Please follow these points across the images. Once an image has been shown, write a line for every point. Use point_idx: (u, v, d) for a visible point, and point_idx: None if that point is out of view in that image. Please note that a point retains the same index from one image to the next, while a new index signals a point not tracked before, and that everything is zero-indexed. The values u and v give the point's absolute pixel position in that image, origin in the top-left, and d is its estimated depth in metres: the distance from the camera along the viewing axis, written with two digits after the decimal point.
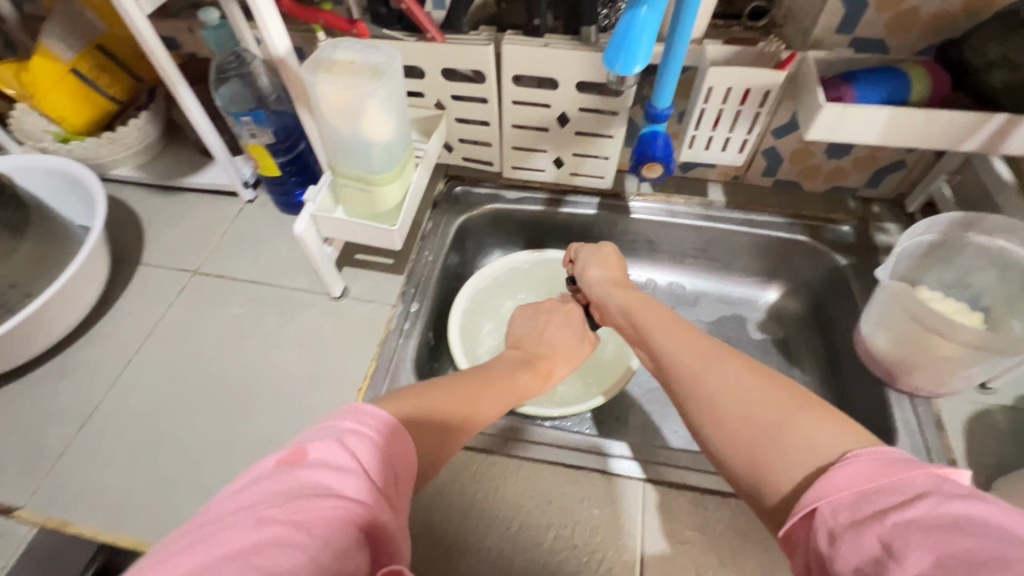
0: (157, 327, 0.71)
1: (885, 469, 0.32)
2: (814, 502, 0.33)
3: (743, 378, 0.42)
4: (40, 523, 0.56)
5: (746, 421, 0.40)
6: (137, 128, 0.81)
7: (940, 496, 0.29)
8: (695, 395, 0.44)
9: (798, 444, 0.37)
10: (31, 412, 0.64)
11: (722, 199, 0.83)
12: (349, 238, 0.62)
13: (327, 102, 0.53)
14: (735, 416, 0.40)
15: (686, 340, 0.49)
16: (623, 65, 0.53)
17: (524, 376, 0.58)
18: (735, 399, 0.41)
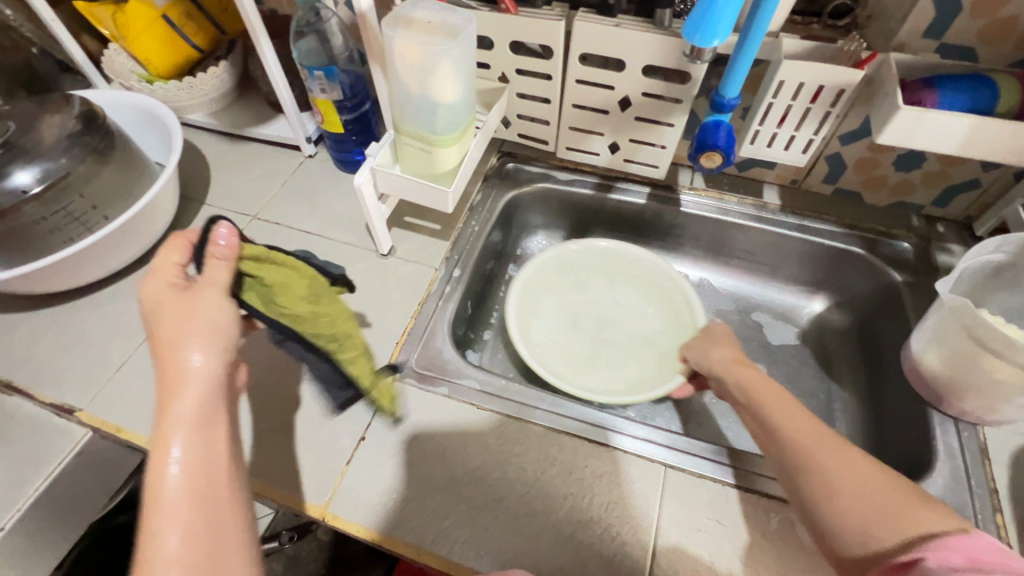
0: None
1: (999, 553, 0.35)
2: (922, 554, 0.37)
3: (856, 458, 0.46)
4: (97, 426, 0.61)
5: (854, 491, 0.44)
6: (215, 76, 0.85)
7: None
8: (801, 462, 0.47)
9: (907, 529, 0.40)
10: (96, 325, 0.68)
11: (777, 202, 0.81)
12: (405, 195, 0.64)
13: (401, 57, 0.54)
14: (845, 486, 0.44)
15: (799, 414, 0.50)
16: (701, 37, 0.53)
17: (188, 412, 0.41)
18: (851, 481, 0.44)
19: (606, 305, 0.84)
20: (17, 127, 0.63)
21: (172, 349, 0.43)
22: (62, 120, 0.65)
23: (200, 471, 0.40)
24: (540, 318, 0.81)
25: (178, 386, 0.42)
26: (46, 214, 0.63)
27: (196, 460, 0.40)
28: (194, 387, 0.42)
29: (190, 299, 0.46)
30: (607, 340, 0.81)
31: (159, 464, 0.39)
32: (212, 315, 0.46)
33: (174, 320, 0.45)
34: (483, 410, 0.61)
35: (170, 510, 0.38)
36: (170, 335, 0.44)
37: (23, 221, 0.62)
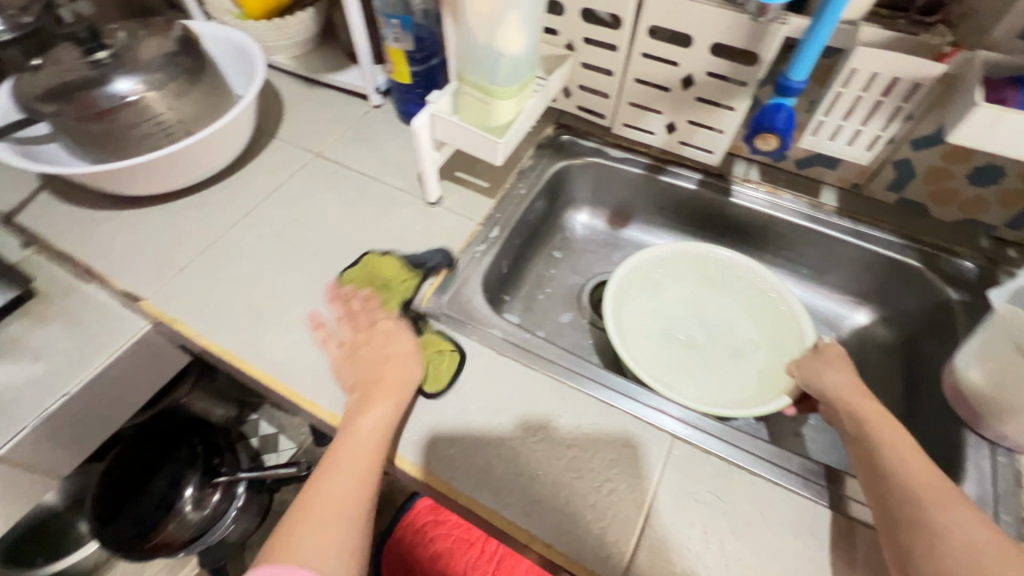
0: (276, 192, 0.80)
1: None
2: None
3: (974, 521, 0.45)
4: (155, 315, 0.67)
5: (959, 549, 0.43)
6: (301, 21, 0.91)
7: None
8: (910, 509, 0.47)
9: None
10: (168, 229, 0.75)
11: (835, 204, 0.78)
12: (459, 143, 0.67)
13: (474, 5, 0.57)
14: (953, 542, 0.44)
15: (923, 464, 0.50)
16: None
17: (360, 413, 0.55)
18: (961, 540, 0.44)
19: (697, 315, 0.79)
20: (125, 42, 0.70)
21: (370, 363, 0.60)
22: (163, 42, 0.71)
23: (361, 448, 0.52)
24: (632, 315, 0.77)
25: (378, 391, 0.57)
26: (139, 121, 0.69)
27: (364, 435, 0.53)
28: (384, 392, 0.56)
29: (389, 332, 0.63)
30: (697, 350, 0.76)
31: (344, 432, 0.54)
32: (401, 338, 0.62)
33: (377, 353, 0.61)
34: (504, 358, 0.64)
35: (334, 470, 0.51)
36: (363, 351, 0.61)
37: (118, 124, 0.68)
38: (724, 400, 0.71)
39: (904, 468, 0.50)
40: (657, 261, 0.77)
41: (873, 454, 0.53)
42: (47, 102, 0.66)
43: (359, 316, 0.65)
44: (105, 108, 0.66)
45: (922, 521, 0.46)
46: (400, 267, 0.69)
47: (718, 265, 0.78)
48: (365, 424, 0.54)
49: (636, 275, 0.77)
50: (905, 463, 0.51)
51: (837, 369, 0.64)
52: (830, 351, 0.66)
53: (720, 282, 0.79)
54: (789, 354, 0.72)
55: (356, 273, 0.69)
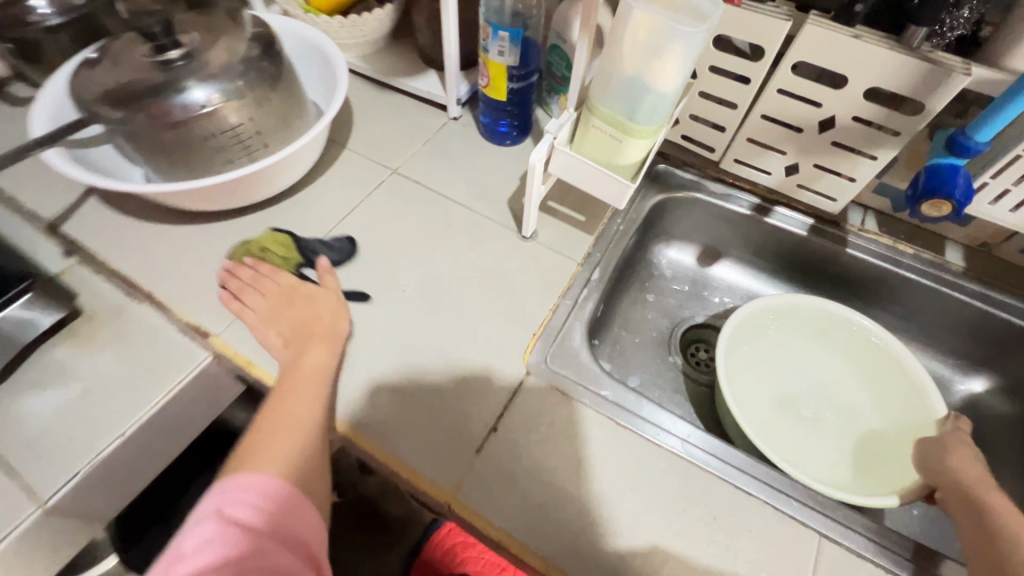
0: (353, 214, 0.73)
1: None
2: None
3: None
4: (229, 355, 0.61)
5: None
6: (379, 18, 0.82)
7: None
8: None
9: None
10: (238, 252, 0.68)
11: (961, 264, 0.72)
12: (579, 181, 0.60)
13: (632, 30, 0.49)
14: None
15: None
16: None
17: (308, 361, 0.57)
18: None
19: (806, 374, 0.73)
20: (199, 41, 0.62)
21: (299, 319, 0.61)
22: (243, 44, 0.63)
23: (309, 381, 0.56)
24: (738, 369, 0.72)
25: (314, 338, 0.59)
26: (214, 132, 0.61)
27: (306, 370, 0.56)
28: (313, 342, 0.59)
29: (318, 295, 0.63)
30: (809, 416, 0.71)
31: (290, 372, 0.57)
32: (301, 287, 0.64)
33: (306, 314, 0.61)
34: (623, 427, 0.58)
35: (288, 397, 0.54)
36: (285, 311, 0.62)
37: (192, 135, 0.60)
38: (843, 474, 0.66)
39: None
40: (766, 312, 0.72)
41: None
42: (114, 108, 0.58)
43: (248, 272, 0.65)
44: (179, 118, 0.58)
45: None
46: (289, 246, 0.68)
47: (832, 323, 0.73)
48: (314, 370, 0.57)
49: (742, 330, 0.72)
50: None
51: (962, 456, 0.58)
52: (954, 442, 0.59)
53: (831, 336, 0.73)
54: (910, 426, 0.66)
55: (273, 240, 0.67)
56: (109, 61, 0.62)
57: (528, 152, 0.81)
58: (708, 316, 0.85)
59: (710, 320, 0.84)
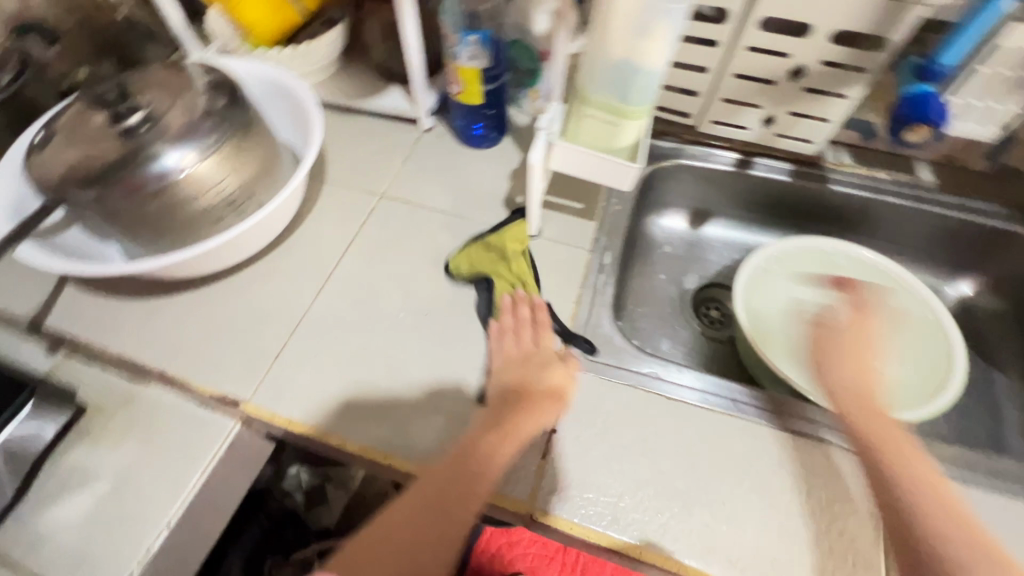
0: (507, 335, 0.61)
1: None
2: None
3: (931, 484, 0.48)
4: (267, 419, 0.58)
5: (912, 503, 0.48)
6: (329, 42, 0.79)
7: None
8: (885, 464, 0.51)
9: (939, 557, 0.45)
10: (243, 311, 0.65)
11: (933, 179, 0.77)
12: (581, 171, 0.60)
13: (616, 17, 0.49)
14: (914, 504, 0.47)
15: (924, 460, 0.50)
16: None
17: (555, 369, 0.58)
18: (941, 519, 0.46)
19: None
20: (161, 97, 0.59)
21: (512, 379, 0.58)
22: (208, 95, 0.60)
23: (522, 369, 0.58)
24: (758, 320, 0.75)
25: (538, 354, 0.59)
26: (198, 193, 0.59)
27: (516, 354, 0.60)
28: (525, 402, 0.55)
29: (532, 359, 0.59)
30: None
31: (525, 358, 0.59)
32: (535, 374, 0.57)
33: (530, 355, 0.59)
34: (673, 401, 0.59)
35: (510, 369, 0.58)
36: (524, 334, 0.61)
37: (175, 201, 0.58)
38: None
39: (960, 534, 0.45)
40: (769, 260, 0.75)
41: (897, 501, 0.48)
42: (83, 187, 0.55)
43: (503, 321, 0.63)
44: (157, 187, 0.56)
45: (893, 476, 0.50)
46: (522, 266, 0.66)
47: (832, 254, 0.76)
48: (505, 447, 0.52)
49: (752, 282, 0.75)
50: (946, 522, 0.46)
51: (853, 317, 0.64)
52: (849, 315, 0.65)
53: (833, 270, 0.77)
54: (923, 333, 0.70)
55: (461, 260, 0.67)
56: (63, 139, 0.57)
57: (510, 150, 0.81)
58: (712, 275, 0.87)
59: (715, 278, 0.87)
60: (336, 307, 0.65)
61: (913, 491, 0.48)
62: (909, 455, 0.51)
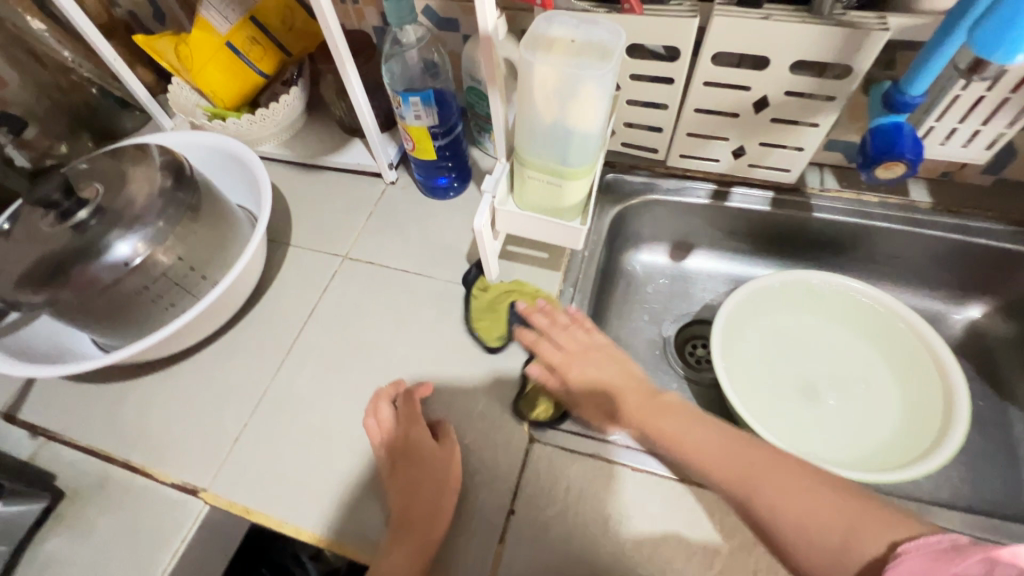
0: (569, 348, 0.60)
1: (934, 564, 0.38)
2: None
3: (799, 485, 0.46)
4: (224, 507, 0.58)
5: (789, 520, 0.45)
6: (287, 104, 0.79)
7: (992, 574, 0.36)
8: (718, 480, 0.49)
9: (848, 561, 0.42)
10: (206, 392, 0.65)
11: (927, 199, 0.71)
12: (530, 233, 0.58)
13: (540, 84, 0.46)
14: (775, 513, 0.45)
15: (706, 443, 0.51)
16: (1008, 53, 0.41)
17: (438, 451, 0.57)
18: (804, 517, 0.44)
19: (804, 350, 0.72)
20: (106, 189, 0.60)
21: (399, 479, 0.56)
22: (152, 180, 0.60)
23: (422, 462, 0.56)
24: (737, 368, 0.70)
25: (424, 448, 0.57)
26: (147, 282, 0.59)
27: (399, 447, 0.58)
28: (432, 500, 0.54)
29: (445, 455, 0.57)
30: (822, 395, 0.69)
31: (420, 453, 0.56)
32: (454, 474, 0.56)
33: (418, 448, 0.57)
34: (639, 472, 0.56)
35: (414, 465, 0.56)
36: (585, 353, 0.60)
37: (126, 293, 0.58)
38: (873, 441, 0.64)
39: (788, 507, 0.45)
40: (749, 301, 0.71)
41: (710, 471, 0.50)
42: (36, 290, 0.55)
43: (387, 423, 0.59)
44: (109, 280, 0.56)
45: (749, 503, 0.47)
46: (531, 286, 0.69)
47: (816, 289, 0.71)
48: (433, 536, 0.52)
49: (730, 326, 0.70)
50: (776, 491, 0.46)
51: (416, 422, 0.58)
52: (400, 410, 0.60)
53: (816, 306, 0.72)
54: (920, 370, 0.65)
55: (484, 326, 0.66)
56: (18, 241, 0.58)
57: (475, 199, 0.79)
58: (697, 311, 0.83)
59: (700, 314, 0.82)
60: (297, 382, 0.65)
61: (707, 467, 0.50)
62: (692, 433, 0.52)
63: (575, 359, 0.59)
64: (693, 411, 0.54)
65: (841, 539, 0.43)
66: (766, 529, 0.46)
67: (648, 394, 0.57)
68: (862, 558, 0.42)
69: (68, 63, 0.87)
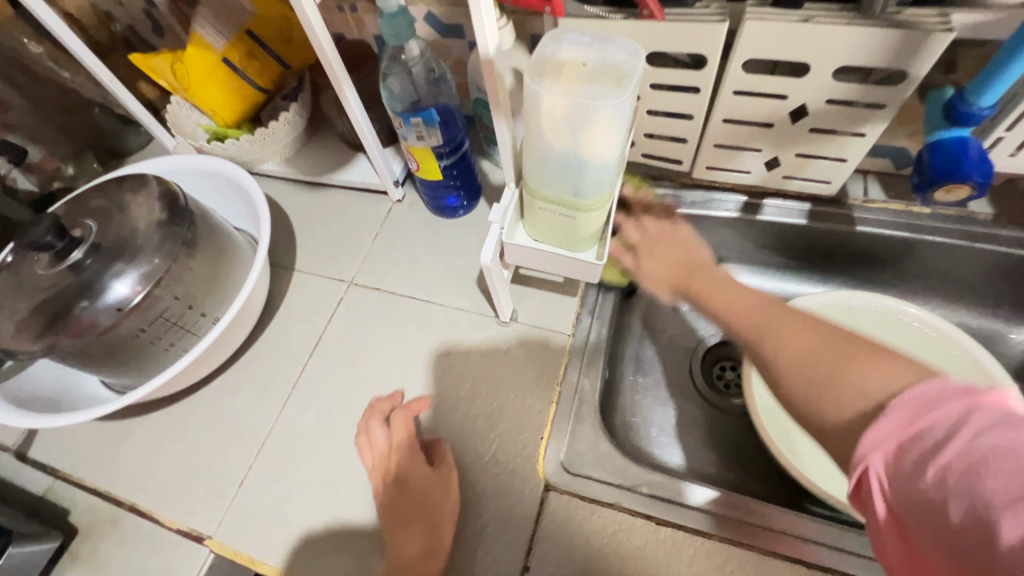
0: (647, 237, 0.62)
1: (920, 412, 0.30)
2: (863, 455, 0.32)
3: (816, 333, 0.41)
4: (229, 556, 0.56)
5: (793, 366, 0.40)
6: (287, 121, 0.75)
7: (979, 426, 0.28)
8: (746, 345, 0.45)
9: (839, 414, 0.35)
10: (211, 431, 0.63)
11: (987, 210, 0.64)
12: (542, 266, 0.54)
13: (548, 114, 0.42)
14: (782, 358, 0.41)
15: (738, 300, 0.49)
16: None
17: (432, 475, 0.55)
18: (801, 364, 0.39)
19: None
20: (99, 227, 0.57)
21: (393, 506, 0.54)
22: (145, 215, 0.58)
23: (417, 487, 0.55)
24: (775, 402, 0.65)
25: (418, 471, 0.55)
26: (144, 325, 0.56)
27: (392, 470, 0.56)
28: (429, 528, 0.52)
29: (440, 478, 0.55)
30: None
31: (414, 478, 0.55)
32: (450, 499, 0.54)
33: (412, 472, 0.55)
34: (663, 525, 0.52)
35: (408, 491, 0.54)
36: (660, 246, 0.60)
37: (123, 337, 0.56)
38: None
39: (791, 350, 0.40)
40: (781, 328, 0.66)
41: (730, 321, 0.48)
42: (34, 338, 0.53)
43: (380, 444, 0.58)
44: (107, 325, 0.53)
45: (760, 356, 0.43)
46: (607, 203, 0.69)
47: (856, 312, 0.66)
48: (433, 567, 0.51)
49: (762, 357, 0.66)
50: (779, 338, 0.42)
51: (406, 442, 0.57)
52: (392, 426, 0.58)
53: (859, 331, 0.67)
54: None
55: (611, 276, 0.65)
56: (14, 286, 0.56)
57: (485, 217, 0.75)
58: None
59: None
60: (303, 420, 0.62)
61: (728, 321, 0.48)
62: (726, 291, 0.50)
63: (655, 244, 0.61)
64: (736, 280, 0.52)
65: (827, 372, 0.37)
66: (766, 376, 0.42)
67: (698, 265, 0.57)
68: (858, 403, 0.34)
69: (68, 84, 0.85)
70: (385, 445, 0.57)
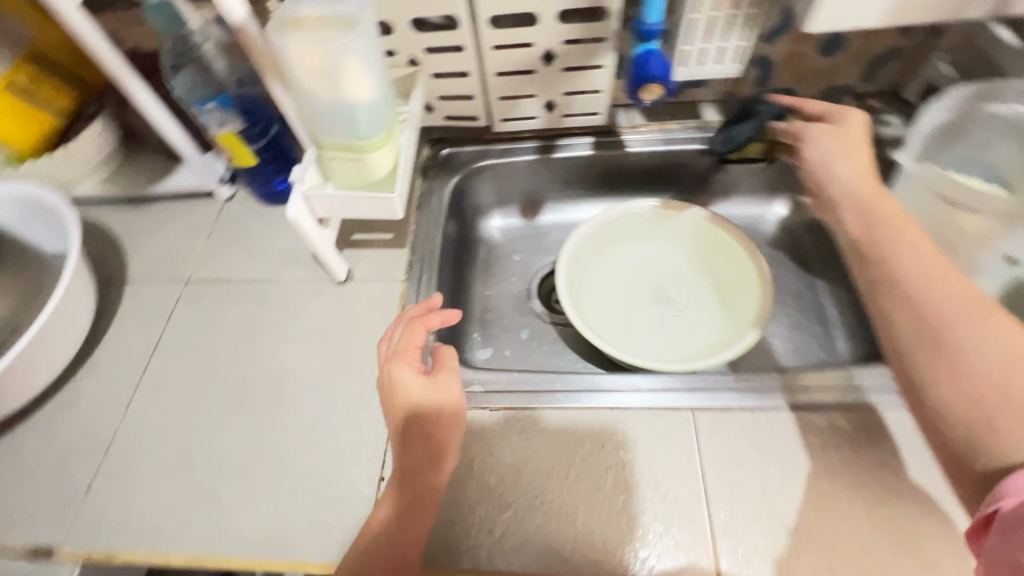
0: (834, 140, 0.64)
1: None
2: (997, 504, 0.39)
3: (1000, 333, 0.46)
4: (82, 559, 0.54)
5: (989, 381, 0.44)
6: (92, 138, 0.75)
7: None
8: (927, 315, 0.49)
9: (999, 455, 0.42)
10: (48, 449, 0.60)
11: (718, 118, 0.80)
12: (350, 213, 0.59)
13: (300, 65, 0.48)
14: (984, 373, 0.45)
15: (919, 257, 0.53)
16: None
17: (438, 385, 0.54)
18: (985, 354, 0.45)
19: (648, 263, 0.80)
20: None
21: (396, 414, 0.53)
22: None
23: (427, 398, 0.53)
24: (589, 299, 0.76)
25: (427, 381, 0.54)
26: None
27: (390, 380, 0.54)
28: (436, 439, 0.53)
29: (438, 387, 0.54)
30: (670, 294, 0.77)
31: (419, 386, 0.53)
32: (451, 408, 0.54)
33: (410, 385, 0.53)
34: (497, 410, 0.59)
35: (412, 401, 0.53)
36: (831, 147, 0.64)
37: None
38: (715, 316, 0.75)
39: (972, 364, 0.45)
40: (586, 241, 0.76)
41: (871, 268, 0.55)
42: None
43: (387, 348, 0.57)
44: None
45: (952, 345, 0.47)
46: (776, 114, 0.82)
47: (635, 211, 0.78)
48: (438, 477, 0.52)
49: (574, 269, 0.75)
50: (976, 331, 0.47)
51: (409, 355, 0.55)
52: (399, 336, 0.57)
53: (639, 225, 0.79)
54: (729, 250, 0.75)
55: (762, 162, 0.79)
56: None
57: None
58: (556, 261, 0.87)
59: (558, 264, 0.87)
60: (150, 414, 0.62)
61: (905, 277, 0.52)
62: (879, 235, 0.56)
63: (823, 140, 0.64)
64: (915, 229, 0.55)
65: (981, 421, 0.43)
66: (929, 388, 0.47)
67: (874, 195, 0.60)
68: (995, 459, 0.42)
69: None
70: (394, 351, 0.56)
